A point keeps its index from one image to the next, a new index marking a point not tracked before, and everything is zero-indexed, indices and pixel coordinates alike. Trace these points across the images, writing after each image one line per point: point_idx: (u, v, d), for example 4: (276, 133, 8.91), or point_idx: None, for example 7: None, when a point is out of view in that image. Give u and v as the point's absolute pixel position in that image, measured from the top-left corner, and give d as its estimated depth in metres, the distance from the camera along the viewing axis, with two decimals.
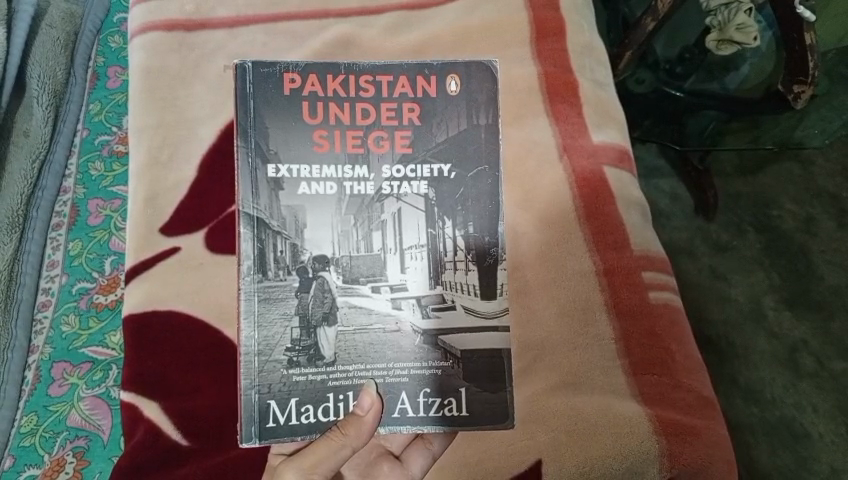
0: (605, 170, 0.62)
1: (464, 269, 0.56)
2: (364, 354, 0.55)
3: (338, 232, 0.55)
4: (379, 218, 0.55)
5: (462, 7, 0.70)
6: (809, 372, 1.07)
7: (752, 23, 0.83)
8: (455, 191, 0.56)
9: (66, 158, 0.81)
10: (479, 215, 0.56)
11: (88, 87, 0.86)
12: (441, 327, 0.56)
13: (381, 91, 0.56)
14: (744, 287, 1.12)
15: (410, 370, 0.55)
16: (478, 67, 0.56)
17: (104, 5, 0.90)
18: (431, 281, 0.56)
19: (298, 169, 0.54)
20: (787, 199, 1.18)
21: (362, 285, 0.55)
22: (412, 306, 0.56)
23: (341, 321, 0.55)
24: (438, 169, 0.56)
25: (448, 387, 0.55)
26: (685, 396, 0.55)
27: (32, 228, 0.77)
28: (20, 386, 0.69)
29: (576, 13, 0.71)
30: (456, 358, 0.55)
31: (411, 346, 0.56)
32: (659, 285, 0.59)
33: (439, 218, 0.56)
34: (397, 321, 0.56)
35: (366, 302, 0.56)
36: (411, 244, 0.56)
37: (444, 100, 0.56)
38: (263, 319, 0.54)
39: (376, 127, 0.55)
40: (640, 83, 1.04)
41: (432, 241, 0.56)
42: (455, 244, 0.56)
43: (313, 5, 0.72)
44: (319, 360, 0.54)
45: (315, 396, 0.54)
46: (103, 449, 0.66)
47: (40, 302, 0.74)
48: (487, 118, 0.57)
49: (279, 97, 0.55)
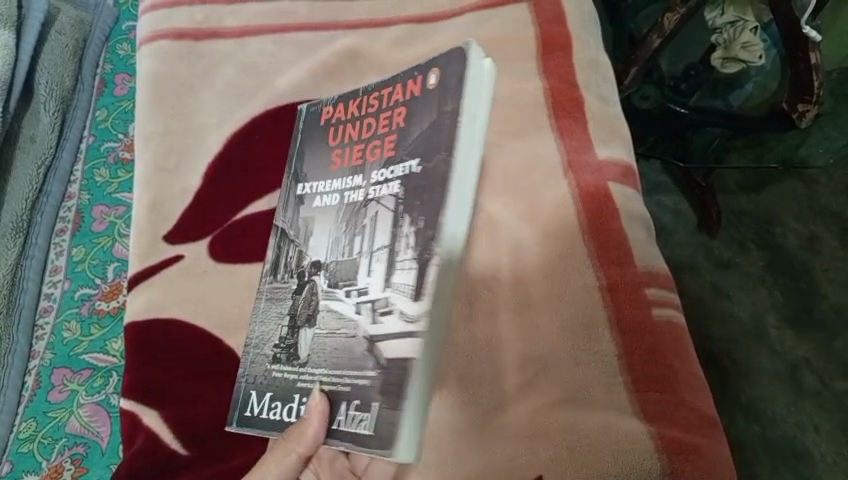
0: (609, 185, 0.61)
1: (407, 268, 0.49)
2: (329, 359, 0.52)
3: (332, 238, 0.55)
4: (362, 223, 0.53)
5: (468, 22, 0.71)
6: (811, 391, 1.06)
7: (757, 41, 0.88)
8: (419, 185, 0.50)
9: (71, 165, 0.82)
10: (429, 209, 0.49)
11: (95, 94, 0.87)
12: (386, 332, 0.49)
13: (382, 103, 0.56)
14: (748, 304, 1.12)
15: (354, 380, 0.50)
16: (453, 54, 0.51)
17: (112, 13, 0.92)
18: (385, 283, 0.50)
19: (316, 185, 0.58)
20: (790, 218, 1.18)
21: (340, 289, 0.53)
22: (368, 310, 0.51)
23: (318, 323, 0.54)
24: (408, 167, 0.51)
25: (368, 399, 0.48)
26: (687, 414, 0.54)
27: (36, 233, 0.77)
28: (20, 391, 0.70)
29: (583, 28, 0.71)
30: (382, 367, 0.49)
31: (359, 354, 0.50)
32: (662, 301, 0.58)
33: (401, 217, 0.50)
34: (354, 326, 0.51)
35: (340, 307, 0.53)
36: (378, 246, 0.51)
37: (424, 96, 0.52)
38: (265, 316, 0.58)
39: (374, 138, 0.55)
40: (645, 99, 1.02)
41: (394, 241, 0.51)
42: (408, 245, 0.49)
43: (322, 17, 0.73)
44: (294, 360, 0.54)
45: (286, 394, 0.54)
46: (102, 457, 0.65)
47: (42, 307, 0.74)
48: (453, 105, 0.50)
49: (316, 127, 0.61)
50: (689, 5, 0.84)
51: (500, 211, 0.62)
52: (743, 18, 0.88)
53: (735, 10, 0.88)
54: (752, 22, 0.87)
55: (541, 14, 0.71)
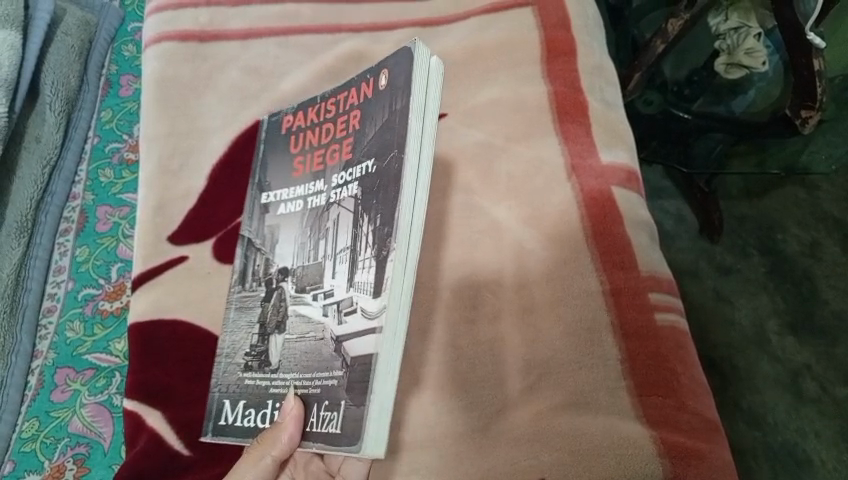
0: (613, 190, 0.62)
1: (368, 267, 0.48)
2: (299, 364, 0.52)
3: (298, 244, 0.56)
4: (326, 225, 0.54)
5: (473, 27, 0.72)
6: (812, 397, 1.06)
7: (760, 47, 0.89)
8: (375, 184, 0.50)
9: (76, 165, 0.83)
10: (384, 205, 0.48)
11: (100, 94, 0.88)
12: (348, 332, 0.48)
13: (340, 107, 0.56)
14: (749, 310, 1.12)
15: (324, 381, 0.49)
16: (399, 53, 0.50)
17: (118, 14, 0.94)
18: (348, 283, 0.50)
19: (280, 193, 0.59)
20: (792, 224, 1.18)
21: (308, 294, 0.54)
22: (334, 312, 0.51)
23: (288, 328, 0.54)
24: (366, 167, 0.51)
25: (334, 398, 0.47)
26: (690, 419, 0.54)
27: (41, 232, 0.78)
28: (23, 391, 0.70)
29: (586, 33, 0.71)
30: (347, 366, 0.48)
31: (328, 355, 0.50)
32: (666, 306, 0.58)
33: (361, 216, 0.50)
34: (322, 329, 0.51)
35: (308, 311, 0.53)
36: (342, 247, 0.51)
37: (376, 98, 0.52)
38: (234, 326, 0.58)
39: (334, 143, 0.56)
40: (649, 104, 1.03)
41: (355, 240, 0.50)
42: (367, 243, 0.49)
43: (327, 21, 0.74)
44: (266, 366, 0.54)
45: (259, 400, 0.53)
46: (103, 457, 0.65)
47: (45, 307, 0.75)
48: (402, 102, 0.49)
49: (278, 137, 0.62)
50: (692, 12, 0.83)
51: (504, 214, 0.62)
52: (746, 24, 0.88)
53: (739, 16, 0.88)
54: (756, 29, 0.88)
55: (545, 19, 0.71)
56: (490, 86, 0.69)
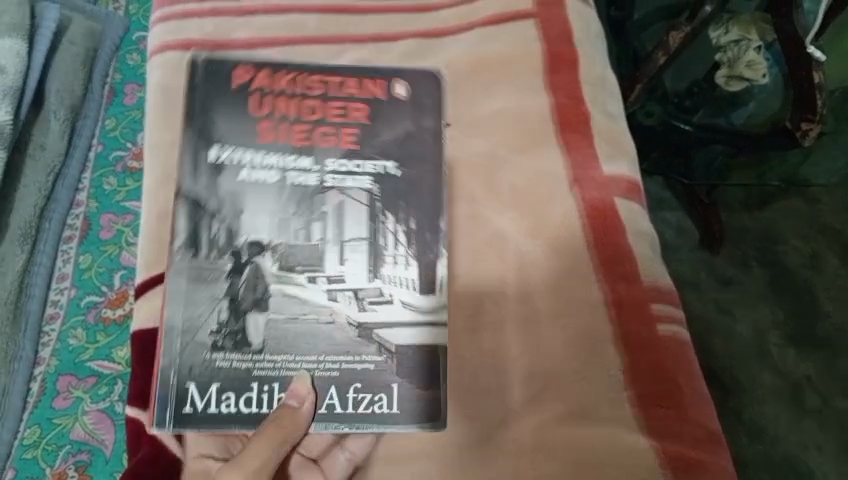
0: (615, 201, 0.62)
1: (403, 263, 0.57)
2: (292, 346, 0.55)
3: (277, 219, 0.57)
4: (320, 209, 0.57)
5: (477, 37, 0.72)
6: (812, 409, 1.06)
7: (760, 59, 0.90)
8: (400, 188, 0.59)
9: (80, 173, 0.83)
10: (418, 210, 0.59)
11: (105, 103, 0.89)
12: (378, 320, 0.56)
13: (328, 91, 0.60)
14: (749, 322, 1.12)
15: (342, 364, 0.55)
16: (425, 74, 0.62)
17: (123, 24, 0.93)
18: (368, 274, 0.57)
19: (241, 155, 0.58)
20: (792, 235, 1.19)
21: (297, 274, 0.56)
22: (348, 297, 0.56)
23: (272, 308, 0.55)
24: (382, 166, 0.59)
25: (378, 383, 0.56)
26: (692, 430, 0.54)
27: (45, 239, 0.78)
28: (24, 398, 0.69)
29: (589, 45, 0.72)
30: (390, 353, 0.56)
31: (345, 339, 0.56)
32: (669, 317, 0.58)
33: (380, 213, 0.58)
34: (331, 312, 0.56)
35: (298, 292, 0.56)
36: (351, 237, 0.57)
37: (391, 102, 0.61)
38: (190, 299, 0.55)
39: (323, 124, 0.59)
40: (649, 116, 1.03)
41: (373, 235, 0.58)
42: (396, 239, 0.58)
43: (331, 30, 0.74)
44: (245, 347, 0.54)
45: (239, 384, 0.54)
46: (106, 464, 0.66)
47: (48, 315, 0.74)
48: (432, 120, 0.61)
49: (228, 93, 0.59)
50: (693, 25, 0.85)
51: (507, 225, 0.62)
52: (747, 37, 0.89)
53: (740, 29, 0.89)
54: (757, 41, 0.89)
55: (548, 31, 0.72)
56: (495, 96, 0.69)
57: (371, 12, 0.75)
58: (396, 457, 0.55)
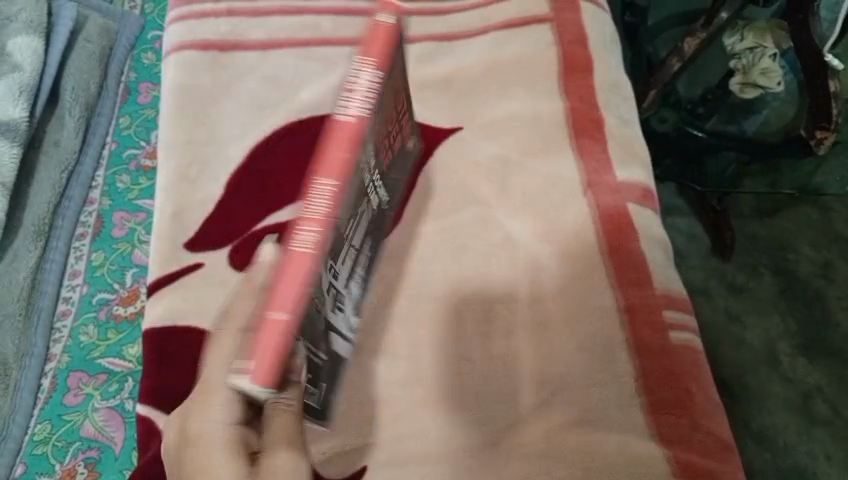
0: (629, 207, 0.62)
1: (357, 281, 0.58)
2: (311, 328, 0.50)
3: (353, 203, 0.51)
4: (363, 209, 0.54)
5: (491, 41, 0.73)
6: (823, 420, 1.05)
7: (775, 67, 0.90)
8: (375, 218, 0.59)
9: (94, 170, 0.84)
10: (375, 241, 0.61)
11: (119, 101, 0.89)
12: (334, 324, 0.54)
13: (401, 109, 0.59)
14: (760, 330, 1.12)
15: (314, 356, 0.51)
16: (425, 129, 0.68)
17: (138, 23, 0.94)
18: (347, 280, 0.56)
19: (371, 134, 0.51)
20: (805, 243, 1.18)
21: (333, 263, 0.52)
22: (334, 296, 0.53)
23: (322, 289, 0.50)
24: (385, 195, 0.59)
25: (319, 376, 0.53)
26: (703, 438, 0.53)
27: (57, 236, 0.79)
28: (36, 393, 0.71)
29: (605, 49, 0.72)
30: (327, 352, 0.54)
31: (322, 332, 0.52)
32: (680, 324, 0.58)
33: (368, 235, 0.58)
34: (327, 305, 0.53)
35: (329, 278, 0.51)
36: (354, 242, 0.55)
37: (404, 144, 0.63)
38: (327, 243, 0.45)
39: (387, 135, 0.57)
40: (663, 122, 1.03)
41: (359, 249, 0.57)
42: (362, 260, 0.58)
43: (347, 33, 0.75)
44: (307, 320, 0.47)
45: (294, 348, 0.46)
46: (114, 461, 0.65)
47: (60, 311, 0.76)
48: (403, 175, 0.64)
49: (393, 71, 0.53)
50: (709, 31, 0.85)
51: (519, 229, 0.62)
52: (762, 44, 0.90)
53: (755, 36, 0.90)
54: (772, 48, 0.90)
55: (564, 35, 0.72)
56: (509, 99, 0.69)
57: None
58: (409, 461, 0.54)
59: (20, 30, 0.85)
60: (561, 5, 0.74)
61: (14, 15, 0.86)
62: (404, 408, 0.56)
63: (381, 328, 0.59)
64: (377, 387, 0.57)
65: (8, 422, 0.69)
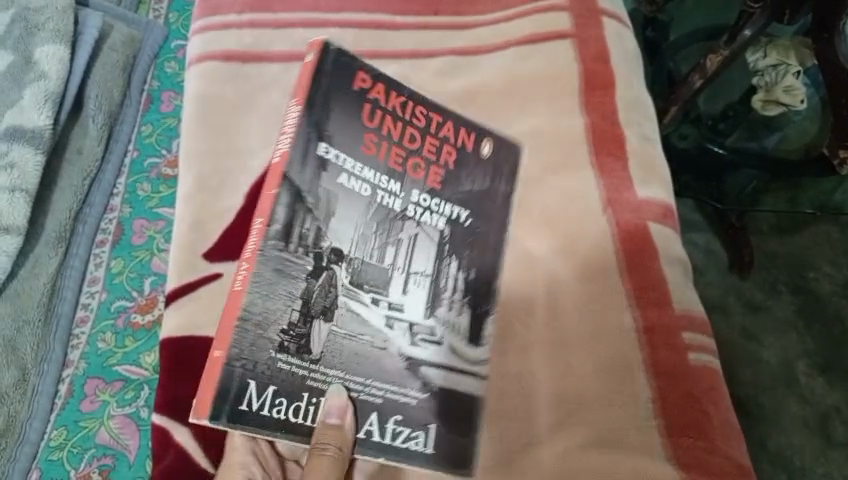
0: (650, 226, 0.62)
1: (457, 309, 0.58)
2: (347, 361, 0.53)
3: (359, 232, 0.56)
4: (397, 235, 0.57)
5: (511, 57, 0.73)
6: (841, 441, 1.04)
7: (798, 85, 0.89)
8: (465, 238, 0.60)
9: (115, 178, 0.86)
10: (480, 264, 0.60)
11: (141, 109, 0.92)
12: (425, 357, 0.56)
13: (430, 125, 0.61)
14: (778, 349, 1.10)
15: (386, 393, 0.54)
16: (507, 146, 0.65)
17: (162, 32, 0.98)
18: (426, 310, 0.57)
19: (343, 159, 0.56)
20: (825, 262, 1.16)
21: (364, 293, 0.56)
22: (403, 329, 0.56)
23: (337, 321, 0.54)
24: (457, 214, 0.60)
25: (387, 409, 0.53)
26: (723, 463, 0.53)
27: (78, 243, 0.81)
28: (53, 399, 0.71)
29: (625, 65, 0.73)
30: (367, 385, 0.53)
31: (393, 367, 0.55)
32: (700, 347, 0.58)
33: (447, 258, 0.59)
34: (385, 340, 0.55)
35: (362, 311, 0.55)
36: (417, 270, 0.58)
37: (475, 158, 0.62)
38: (271, 290, 0.52)
39: (415, 155, 0.59)
40: (683, 138, 1.04)
41: (437, 274, 0.58)
42: (456, 284, 0.59)
43: (367, 45, 0.75)
44: (307, 354, 0.52)
45: (292, 389, 0.51)
46: (128, 469, 0.66)
47: (78, 318, 0.77)
48: (506, 186, 0.64)
49: (349, 93, 0.58)
50: (731, 48, 0.84)
51: (535, 245, 0.62)
52: (785, 62, 0.88)
53: (777, 54, 0.88)
54: (795, 66, 0.88)
55: (585, 51, 0.72)
56: (529, 116, 0.69)
57: (408, 29, 0.76)
58: None
59: (47, 40, 0.88)
60: (583, 21, 0.74)
61: (42, 24, 0.89)
62: None
63: None
64: None
65: (25, 427, 0.70)
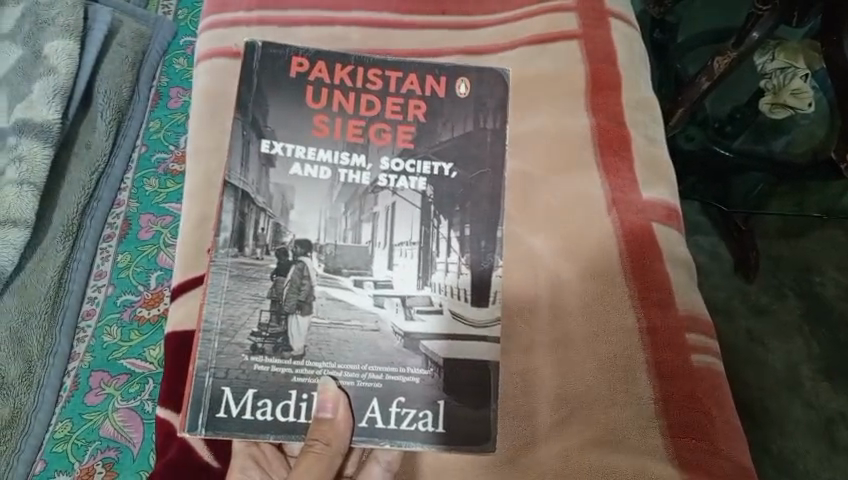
0: (654, 227, 0.63)
1: (455, 272, 0.57)
2: (334, 351, 0.54)
3: (326, 218, 0.56)
4: (372, 209, 0.57)
5: (518, 56, 0.73)
6: (845, 446, 1.03)
7: (806, 88, 0.89)
8: (456, 191, 0.58)
9: (123, 173, 0.87)
10: (476, 218, 0.58)
11: (150, 104, 0.93)
12: (422, 330, 0.56)
13: (389, 86, 0.59)
14: (782, 353, 1.10)
15: (385, 375, 0.54)
16: (489, 73, 0.61)
17: (171, 29, 0.98)
18: (419, 281, 0.57)
19: (292, 149, 0.57)
20: (831, 267, 1.16)
21: (344, 277, 0.56)
22: (396, 306, 0.56)
23: (317, 312, 0.55)
24: (439, 168, 0.58)
25: (390, 393, 0.54)
26: (723, 465, 0.53)
27: (86, 237, 0.82)
28: (58, 391, 0.72)
29: (631, 67, 0.73)
30: (362, 370, 0.54)
31: (390, 348, 0.55)
32: (702, 348, 0.58)
33: (435, 218, 0.57)
34: (376, 320, 0.56)
35: (344, 295, 0.56)
36: (402, 241, 0.57)
37: (453, 101, 0.60)
38: (230, 297, 0.54)
39: (378, 121, 0.58)
40: (690, 140, 1.03)
41: (425, 239, 0.57)
42: (451, 245, 0.57)
43: (375, 44, 0.75)
44: (285, 351, 0.54)
45: (277, 390, 0.53)
46: (132, 462, 0.68)
47: (84, 311, 0.78)
48: (494, 121, 0.59)
49: (284, 78, 0.58)
50: (739, 51, 0.83)
51: (541, 244, 0.62)
52: (793, 65, 0.87)
53: (786, 57, 0.87)
54: (803, 70, 0.87)
55: (592, 52, 0.73)
56: (536, 114, 0.69)
57: (416, 28, 0.76)
58: None
59: (57, 34, 0.88)
60: (589, 22, 0.74)
61: (52, 19, 0.89)
62: None
63: None
64: None
65: (31, 419, 0.71)
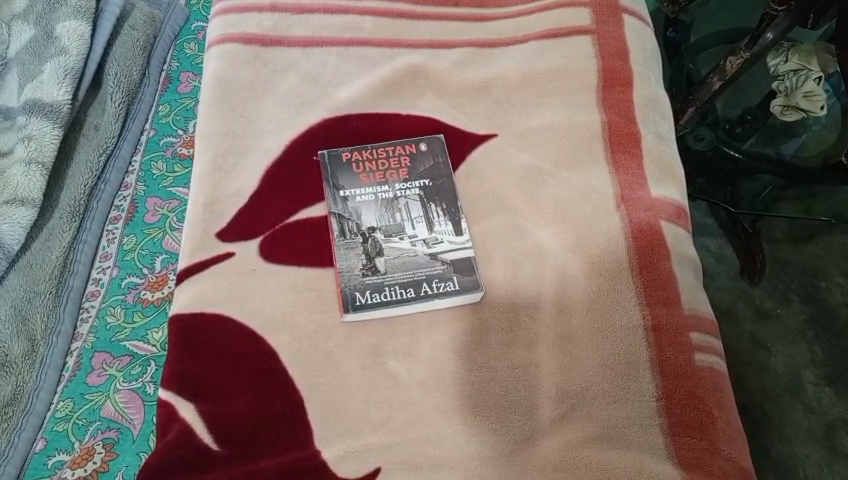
0: (661, 224, 0.62)
1: (453, 211, 0.64)
2: (391, 269, 0.61)
3: (368, 181, 0.66)
4: (397, 169, 0.66)
5: (529, 50, 0.73)
6: (846, 453, 1.02)
7: (819, 91, 0.88)
8: (441, 164, 0.67)
9: (131, 156, 0.87)
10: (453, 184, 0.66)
11: (159, 88, 0.93)
12: (446, 253, 0.62)
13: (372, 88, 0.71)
14: (785, 356, 1.09)
15: (434, 287, 0.60)
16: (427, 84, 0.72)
17: (183, 15, 0.99)
18: (435, 218, 0.64)
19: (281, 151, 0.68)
20: (837, 273, 1.16)
21: (388, 216, 0.64)
22: (423, 238, 0.63)
23: (369, 242, 0.62)
24: (429, 148, 0.68)
25: (430, 300, 0.59)
26: (723, 465, 0.53)
27: (93, 217, 0.82)
28: (61, 371, 0.72)
29: (643, 65, 0.73)
30: (408, 286, 0.60)
31: (429, 268, 0.61)
32: (706, 347, 0.58)
33: (435, 177, 0.66)
34: (413, 250, 0.62)
35: (387, 229, 0.63)
36: (424, 188, 0.66)
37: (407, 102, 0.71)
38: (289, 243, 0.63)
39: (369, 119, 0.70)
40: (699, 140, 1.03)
41: (435, 188, 0.66)
42: (449, 192, 0.65)
43: (387, 34, 0.75)
44: (351, 272, 0.60)
45: (346, 296, 0.59)
46: (132, 443, 0.66)
47: (89, 292, 0.78)
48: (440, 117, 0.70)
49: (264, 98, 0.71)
50: (752, 51, 0.83)
51: (548, 239, 0.62)
52: (806, 67, 0.87)
53: (799, 59, 0.87)
54: (817, 72, 0.87)
55: (604, 48, 0.73)
56: (545, 110, 0.69)
57: (428, 19, 0.76)
58: (422, 466, 0.53)
59: (68, 14, 0.89)
60: (602, 19, 0.74)
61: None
62: (424, 410, 0.55)
63: (406, 325, 0.59)
64: (393, 382, 0.56)
65: (32, 397, 0.71)
